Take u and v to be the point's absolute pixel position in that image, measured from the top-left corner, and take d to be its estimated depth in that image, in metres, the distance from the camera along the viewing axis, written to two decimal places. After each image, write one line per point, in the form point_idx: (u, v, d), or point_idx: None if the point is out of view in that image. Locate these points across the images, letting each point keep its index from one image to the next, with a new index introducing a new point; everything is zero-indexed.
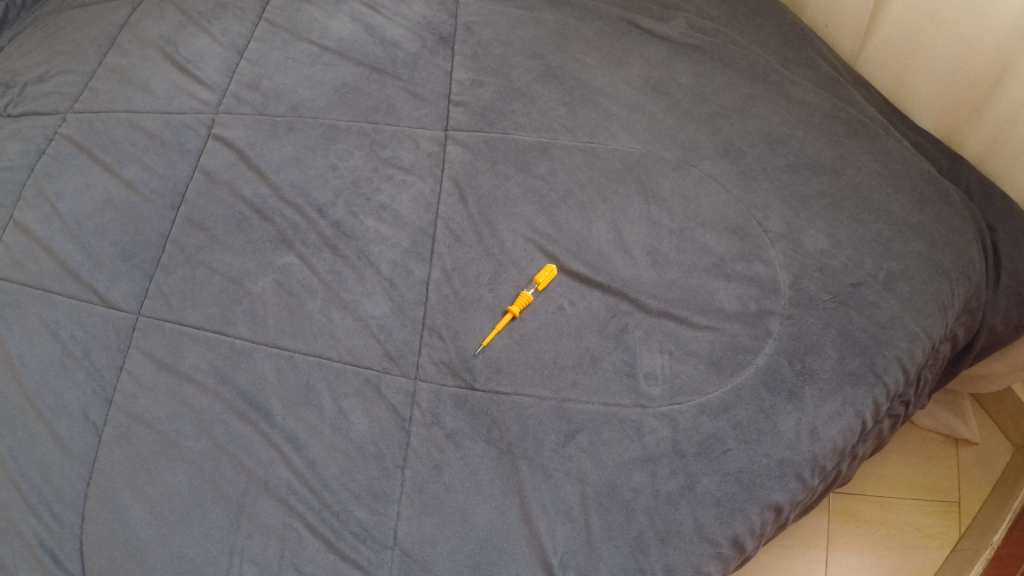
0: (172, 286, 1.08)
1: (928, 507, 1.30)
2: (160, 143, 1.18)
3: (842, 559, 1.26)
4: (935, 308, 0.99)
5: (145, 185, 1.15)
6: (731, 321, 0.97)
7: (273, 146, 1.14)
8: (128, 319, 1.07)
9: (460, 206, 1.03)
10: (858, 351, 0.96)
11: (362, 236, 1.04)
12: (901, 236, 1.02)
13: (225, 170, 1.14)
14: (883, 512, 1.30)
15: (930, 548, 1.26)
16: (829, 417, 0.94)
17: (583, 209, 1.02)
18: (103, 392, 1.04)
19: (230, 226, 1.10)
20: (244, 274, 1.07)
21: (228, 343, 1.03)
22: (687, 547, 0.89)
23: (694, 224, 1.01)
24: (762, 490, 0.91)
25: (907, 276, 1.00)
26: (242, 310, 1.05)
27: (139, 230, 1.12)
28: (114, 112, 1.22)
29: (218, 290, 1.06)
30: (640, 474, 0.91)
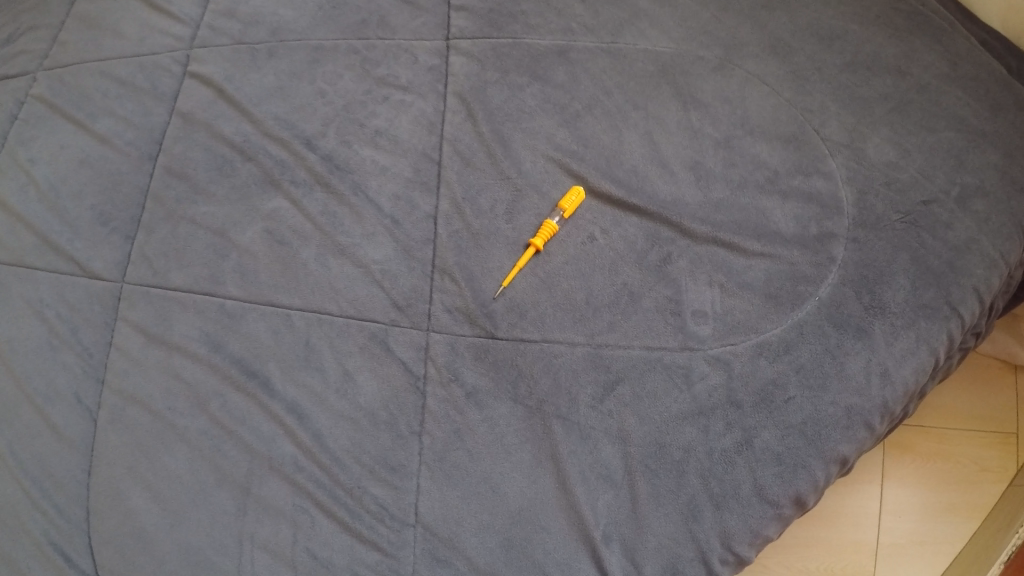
0: (156, 248, 0.92)
1: (986, 438, 1.10)
2: (132, 89, 1.00)
3: (893, 495, 1.08)
4: (1015, 230, 0.85)
5: (119, 138, 0.98)
6: (789, 247, 0.84)
7: (254, 78, 0.98)
8: (112, 289, 0.92)
9: (468, 124, 0.89)
10: (932, 280, 0.82)
11: (357, 168, 0.91)
12: (976, 145, 0.87)
13: (204, 110, 0.98)
14: (938, 444, 1.11)
15: (987, 484, 1.08)
16: (903, 356, 0.81)
17: (612, 119, 0.88)
18: (94, 372, 0.89)
19: (211, 172, 0.95)
20: (230, 226, 0.92)
21: (218, 305, 0.89)
22: (745, 512, 0.77)
23: (742, 132, 0.88)
24: (828, 443, 0.78)
25: (984, 192, 0.85)
26: (230, 266, 0.91)
27: (117, 187, 0.96)
28: (86, 64, 1.03)
29: (204, 246, 0.92)
30: (691, 430, 0.79)
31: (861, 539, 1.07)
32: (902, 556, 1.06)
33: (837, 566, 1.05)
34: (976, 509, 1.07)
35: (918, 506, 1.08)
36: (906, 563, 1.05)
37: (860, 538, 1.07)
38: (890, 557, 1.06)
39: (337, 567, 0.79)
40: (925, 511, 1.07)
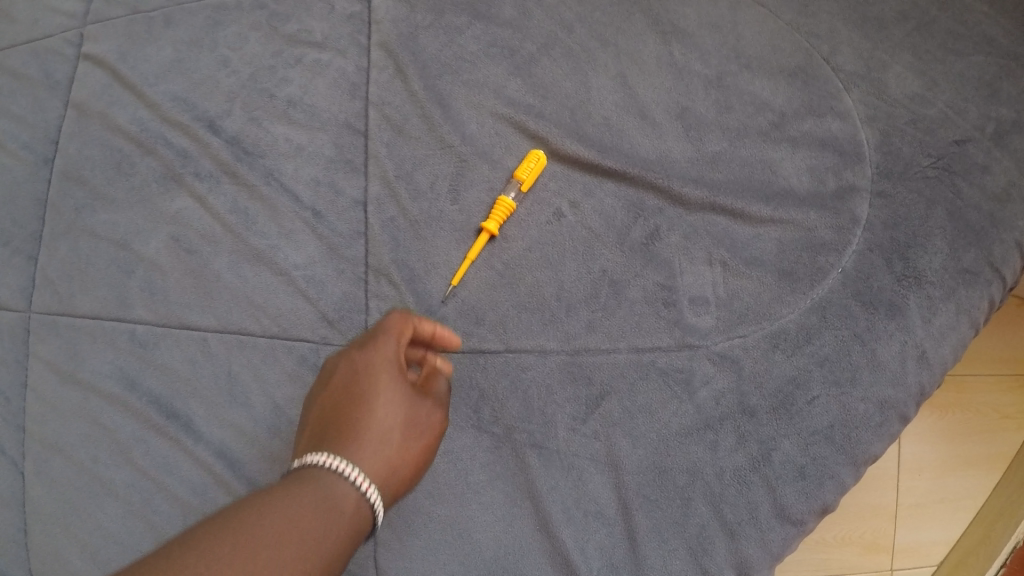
0: (58, 268, 0.73)
1: (1007, 382, 0.92)
2: (22, 81, 0.79)
3: (910, 452, 0.90)
4: None
5: (11, 141, 0.77)
6: (804, 209, 0.68)
7: (150, 52, 0.78)
8: (19, 319, 0.73)
9: (397, 82, 0.73)
10: (972, 238, 0.67)
11: (269, 151, 0.73)
12: (1011, 70, 0.71)
13: (98, 98, 0.77)
14: (957, 395, 0.91)
15: (1008, 433, 0.92)
16: (942, 334, 0.66)
17: (576, 61, 0.72)
18: (14, 419, 0.71)
19: (108, 171, 0.75)
20: (132, 235, 0.74)
21: (128, 332, 0.71)
22: (767, 540, 0.62)
23: (736, 67, 0.71)
24: (861, 447, 0.64)
25: None
26: (138, 285, 0.72)
27: (11, 199, 0.76)
28: None
29: (106, 262, 0.73)
30: (695, 447, 0.64)
31: (878, 502, 0.89)
32: (923, 517, 0.89)
33: (855, 534, 0.88)
34: (997, 461, 0.91)
35: (936, 460, 0.90)
36: (927, 523, 0.89)
37: (878, 501, 0.89)
38: (910, 518, 0.89)
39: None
40: (944, 466, 0.90)
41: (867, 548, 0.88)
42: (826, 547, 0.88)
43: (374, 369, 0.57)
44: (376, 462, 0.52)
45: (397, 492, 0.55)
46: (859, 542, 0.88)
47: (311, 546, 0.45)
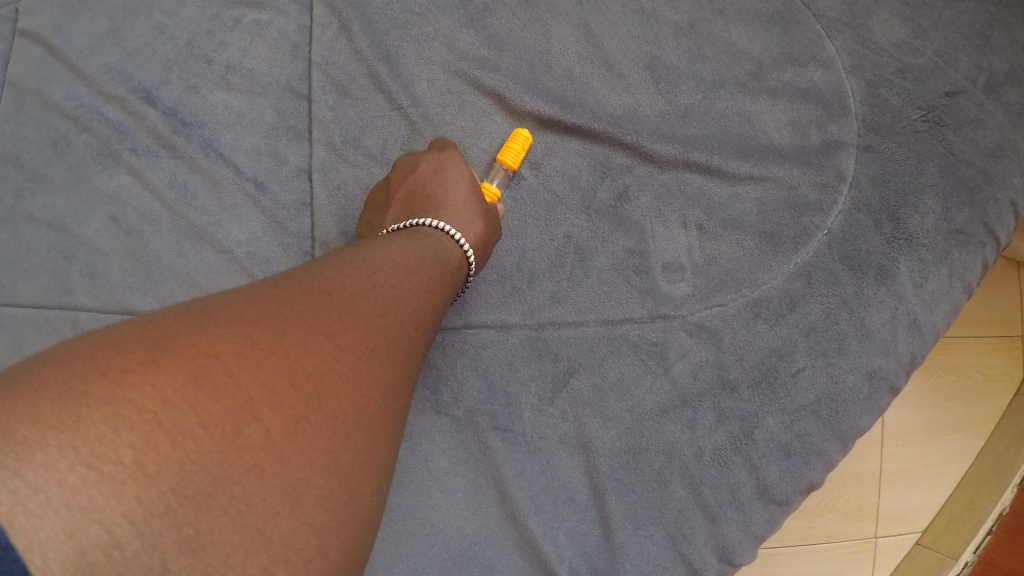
0: None
1: (990, 342, 0.87)
2: None
3: (893, 413, 0.86)
4: None
5: None
6: (786, 165, 0.63)
7: (84, 21, 0.71)
8: None
9: (342, 41, 0.67)
10: (964, 196, 0.63)
11: (209, 120, 0.68)
12: (1001, 15, 0.66)
13: (33, 74, 0.70)
14: (939, 354, 0.87)
15: (993, 395, 0.86)
16: (935, 299, 0.61)
17: (534, 11, 0.66)
18: None
19: (42, 150, 0.69)
20: (69, 217, 0.68)
21: (72, 320, 0.65)
22: (751, 522, 0.58)
23: (709, 13, 0.66)
24: (851, 421, 0.59)
25: (1019, 77, 0.65)
26: (77, 270, 0.66)
27: None
28: None
29: (43, 248, 0.67)
30: (672, 425, 0.59)
31: (862, 467, 0.85)
32: (908, 481, 0.85)
33: (838, 501, 0.84)
34: (983, 423, 0.86)
35: (922, 423, 0.86)
36: (913, 489, 0.85)
37: (862, 466, 0.85)
38: (896, 482, 0.85)
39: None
40: (928, 428, 0.86)
41: (851, 515, 0.84)
42: (808, 514, 0.84)
43: (454, 165, 0.59)
44: (467, 228, 0.55)
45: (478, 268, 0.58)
46: (843, 509, 0.84)
47: (438, 275, 0.50)
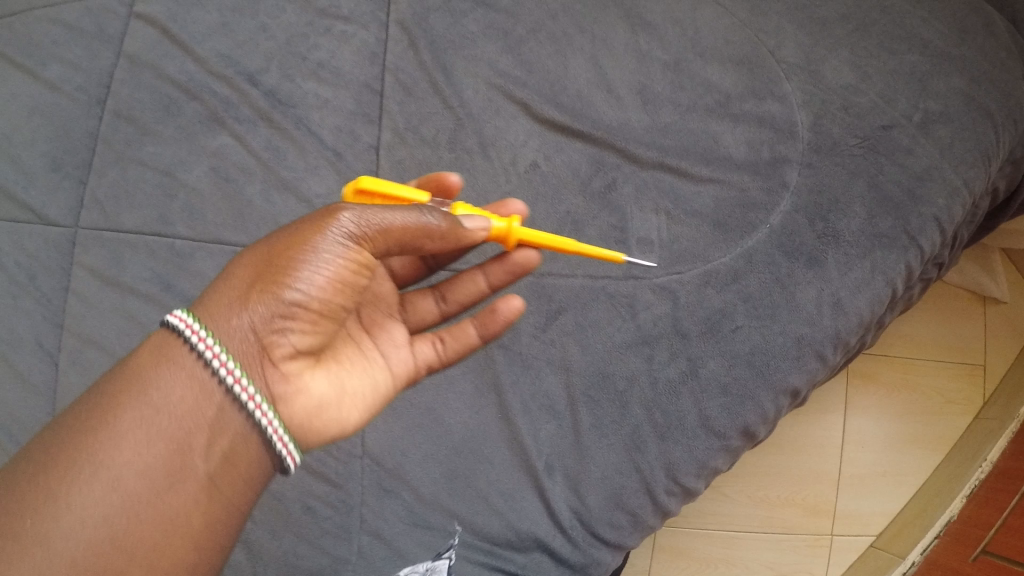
0: (106, 191, 0.91)
1: (953, 371, 1.14)
2: (78, 32, 0.95)
3: (857, 426, 1.12)
4: (978, 157, 0.82)
5: (67, 84, 0.94)
6: (739, 172, 0.82)
7: (195, 13, 0.94)
8: (67, 234, 0.90)
9: (410, 53, 0.86)
10: (889, 208, 0.80)
11: (300, 103, 0.88)
12: (940, 70, 0.84)
13: (151, 52, 0.93)
14: (904, 375, 1.13)
15: (953, 416, 1.13)
16: (857, 287, 0.79)
17: (558, 44, 0.85)
18: (55, 317, 0.89)
19: (157, 112, 0.92)
20: (176, 165, 0.90)
21: (168, 245, 0.89)
22: (690, 442, 0.78)
23: (693, 55, 0.85)
24: (776, 373, 0.78)
25: (947, 117, 0.83)
26: (178, 207, 0.89)
27: (67, 132, 0.93)
28: (29, 6, 0.96)
29: (152, 186, 0.90)
30: (635, 359, 0.79)
31: (824, 470, 1.10)
32: (865, 489, 1.11)
33: (799, 497, 1.10)
34: (942, 442, 1.13)
35: (890, 441, 1.12)
36: (868, 495, 1.11)
37: (823, 468, 1.10)
38: (853, 489, 1.11)
39: (295, 517, 0.78)
40: (893, 442, 1.12)
41: (807, 509, 1.10)
42: (770, 505, 1.09)
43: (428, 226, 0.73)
44: (231, 304, 0.52)
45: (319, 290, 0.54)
46: (801, 504, 1.10)
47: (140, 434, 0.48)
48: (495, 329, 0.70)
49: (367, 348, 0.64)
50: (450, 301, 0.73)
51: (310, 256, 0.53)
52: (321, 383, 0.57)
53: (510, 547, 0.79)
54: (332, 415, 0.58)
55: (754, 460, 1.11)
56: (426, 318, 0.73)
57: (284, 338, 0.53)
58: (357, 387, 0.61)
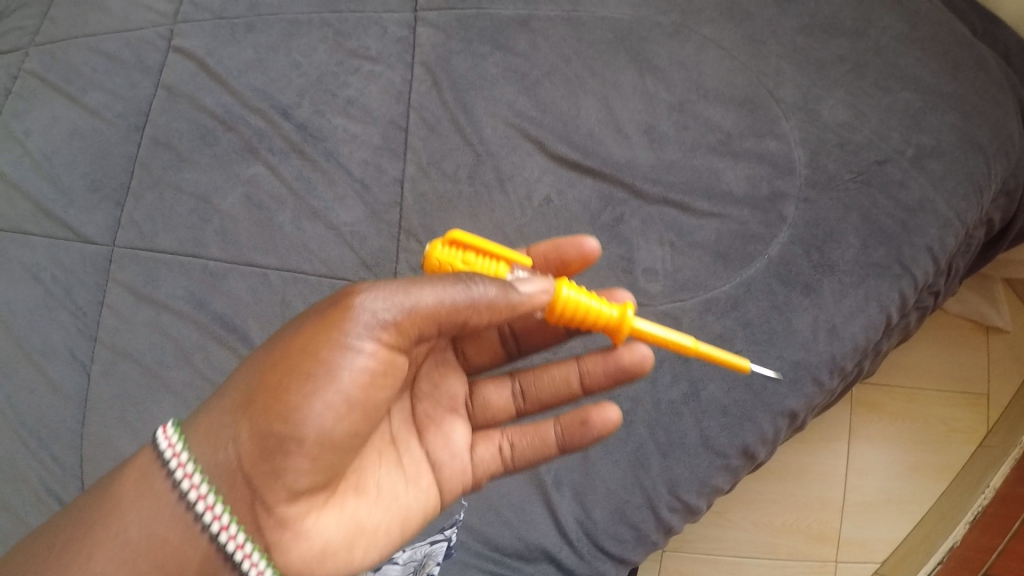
0: (143, 213, 0.98)
1: (956, 400, 1.16)
2: (119, 65, 1.07)
3: (860, 453, 1.15)
4: (970, 188, 0.86)
5: (108, 111, 1.05)
6: (739, 207, 0.88)
7: (234, 51, 1.02)
8: (104, 252, 0.97)
9: (433, 93, 0.93)
10: (883, 239, 0.85)
11: (330, 136, 0.95)
12: (932, 107, 0.89)
13: (187, 84, 1.02)
14: (907, 403, 1.17)
15: (957, 444, 1.15)
16: (852, 313, 0.84)
17: (571, 86, 0.93)
18: (89, 330, 0.95)
19: (195, 141, 1.00)
20: (213, 191, 0.97)
21: (201, 265, 0.94)
22: (691, 460, 0.82)
23: (696, 97, 0.91)
24: (774, 396, 0.83)
25: (939, 151, 0.87)
26: (212, 230, 0.95)
27: (107, 156, 1.03)
28: (75, 40, 1.10)
29: (188, 211, 0.97)
30: (640, 380, 0.85)
31: (827, 496, 1.13)
32: (869, 516, 1.13)
33: (804, 523, 1.13)
34: (946, 471, 1.14)
35: (894, 469, 1.14)
36: (872, 522, 1.13)
37: (826, 495, 1.13)
38: (856, 515, 1.13)
39: None
40: (898, 470, 1.14)
41: (811, 535, 1.12)
42: (776, 531, 1.12)
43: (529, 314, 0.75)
44: (224, 438, 0.53)
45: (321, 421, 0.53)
46: (806, 530, 1.12)
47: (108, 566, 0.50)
48: (588, 440, 0.70)
49: (402, 460, 0.65)
50: (530, 397, 0.74)
51: (308, 389, 0.53)
52: (329, 524, 0.56)
53: (518, 558, 0.83)
54: (340, 554, 0.56)
55: (760, 484, 1.14)
56: (502, 415, 0.74)
57: (285, 477, 0.52)
58: (375, 519, 0.60)
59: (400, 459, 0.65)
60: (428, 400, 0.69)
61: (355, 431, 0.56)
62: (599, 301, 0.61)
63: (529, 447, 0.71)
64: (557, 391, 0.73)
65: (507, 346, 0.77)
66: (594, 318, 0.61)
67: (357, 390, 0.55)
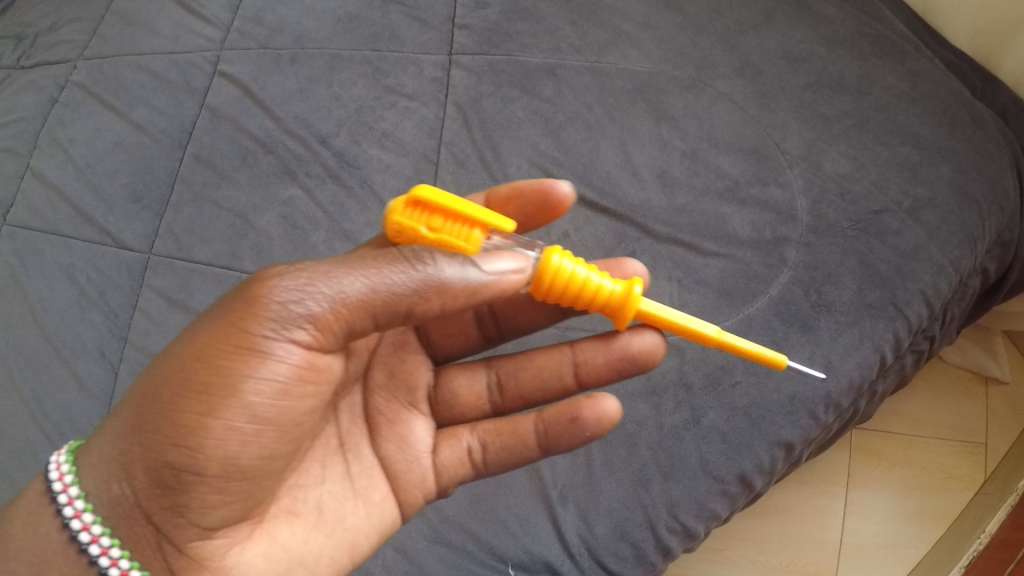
0: (181, 225, 1.05)
1: (954, 449, 1.20)
2: (166, 84, 1.15)
3: (859, 497, 1.18)
4: (964, 239, 0.92)
5: (153, 126, 1.13)
6: (744, 249, 0.94)
7: (278, 80, 1.10)
8: (140, 259, 1.04)
9: (464, 131, 1.01)
10: (878, 283, 0.91)
11: (365, 165, 1.02)
12: (929, 161, 0.95)
13: (231, 107, 1.10)
14: (905, 450, 1.21)
15: (955, 492, 1.18)
16: (847, 351, 0.89)
17: (592, 131, 1.00)
18: (119, 331, 1.01)
19: (235, 161, 1.07)
20: (250, 209, 1.04)
21: (235, 278, 1.00)
22: (691, 483, 0.88)
23: (707, 145, 0.98)
24: (771, 426, 0.88)
25: (934, 203, 0.93)
26: (248, 245, 1.02)
27: (150, 169, 1.10)
28: (122, 57, 1.19)
29: (225, 226, 1.04)
30: (644, 406, 0.91)
31: (825, 538, 1.16)
32: (865, 559, 1.15)
33: (801, 563, 1.15)
34: (944, 518, 1.16)
35: (892, 514, 1.17)
36: (868, 565, 1.15)
37: (824, 537, 1.17)
38: (853, 558, 1.16)
39: None
40: (896, 515, 1.17)
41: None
42: (773, 571, 1.15)
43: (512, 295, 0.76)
44: (119, 475, 0.56)
45: (216, 447, 0.54)
46: (803, 570, 1.15)
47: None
48: (578, 440, 0.70)
49: (352, 473, 0.67)
50: (508, 390, 0.75)
51: (198, 418, 0.54)
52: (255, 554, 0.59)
53: (522, 570, 0.88)
54: None
55: (759, 521, 1.18)
56: (476, 409, 0.75)
57: (191, 507, 0.55)
58: (316, 546, 0.63)
59: (349, 471, 0.67)
60: (384, 394, 0.72)
61: (266, 454, 0.57)
62: (600, 276, 0.60)
63: (507, 448, 0.72)
64: (543, 384, 0.73)
65: (485, 326, 0.78)
66: (593, 294, 0.59)
67: (262, 411, 0.55)
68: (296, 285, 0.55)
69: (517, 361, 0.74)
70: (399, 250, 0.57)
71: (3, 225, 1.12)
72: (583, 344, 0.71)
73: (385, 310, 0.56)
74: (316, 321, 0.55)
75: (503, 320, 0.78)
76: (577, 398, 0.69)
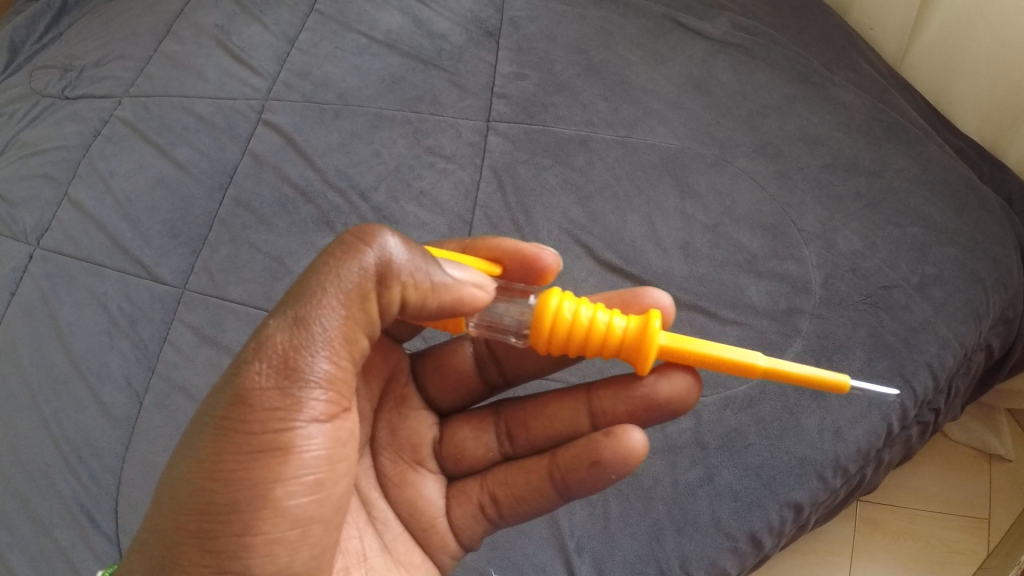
0: (217, 264, 1.10)
1: (959, 523, 1.23)
2: (210, 127, 1.21)
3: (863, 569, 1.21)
4: (970, 316, 0.97)
5: (194, 166, 1.19)
6: (760, 318, 0.98)
7: (320, 133, 1.17)
8: (174, 293, 1.09)
9: (498, 194, 1.07)
10: (887, 354, 0.95)
11: (402, 221, 1.07)
12: (938, 241, 1.00)
13: (273, 155, 1.16)
14: (909, 522, 1.24)
15: (958, 565, 1.20)
16: (854, 419, 0.94)
17: (619, 201, 1.06)
18: (147, 361, 1.06)
19: (276, 208, 1.13)
20: (288, 254, 1.09)
21: None
22: (703, 539, 0.91)
23: (728, 220, 1.04)
24: (782, 487, 0.92)
25: (942, 280, 0.98)
26: (282, 287, 1.07)
27: (188, 207, 1.16)
28: (168, 97, 1.25)
29: (261, 268, 1.09)
30: (660, 463, 0.95)
31: None
32: None
33: None
34: None
35: None
36: None
37: None
38: None
39: None
40: None
41: None
42: None
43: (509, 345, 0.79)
44: None
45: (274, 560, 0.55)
46: None
47: None
48: (604, 483, 0.67)
49: (388, 544, 0.71)
50: (518, 440, 0.75)
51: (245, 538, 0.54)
52: None
53: None
54: None
55: None
56: (486, 460, 0.76)
57: None
58: None
59: (384, 541, 0.71)
60: (389, 454, 0.76)
61: (316, 552, 0.58)
62: (609, 316, 0.62)
63: (522, 499, 0.72)
64: (556, 431, 0.73)
65: (489, 373, 0.80)
66: (605, 333, 0.61)
67: (303, 509, 0.56)
68: (287, 359, 0.56)
69: (526, 410, 0.75)
70: (345, 245, 0.59)
71: (38, 249, 1.17)
72: (600, 392, 0.71)
73: (365, 330, 0.60)
74: (326, 384, 0.57)
75: (508, 365, 0.79)
76: (595, 440, 0.66)
